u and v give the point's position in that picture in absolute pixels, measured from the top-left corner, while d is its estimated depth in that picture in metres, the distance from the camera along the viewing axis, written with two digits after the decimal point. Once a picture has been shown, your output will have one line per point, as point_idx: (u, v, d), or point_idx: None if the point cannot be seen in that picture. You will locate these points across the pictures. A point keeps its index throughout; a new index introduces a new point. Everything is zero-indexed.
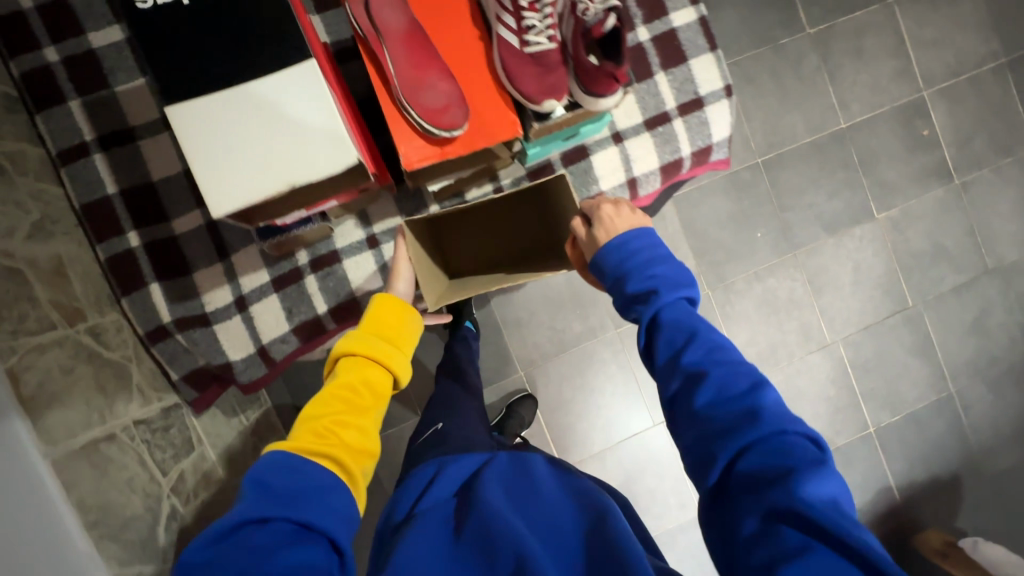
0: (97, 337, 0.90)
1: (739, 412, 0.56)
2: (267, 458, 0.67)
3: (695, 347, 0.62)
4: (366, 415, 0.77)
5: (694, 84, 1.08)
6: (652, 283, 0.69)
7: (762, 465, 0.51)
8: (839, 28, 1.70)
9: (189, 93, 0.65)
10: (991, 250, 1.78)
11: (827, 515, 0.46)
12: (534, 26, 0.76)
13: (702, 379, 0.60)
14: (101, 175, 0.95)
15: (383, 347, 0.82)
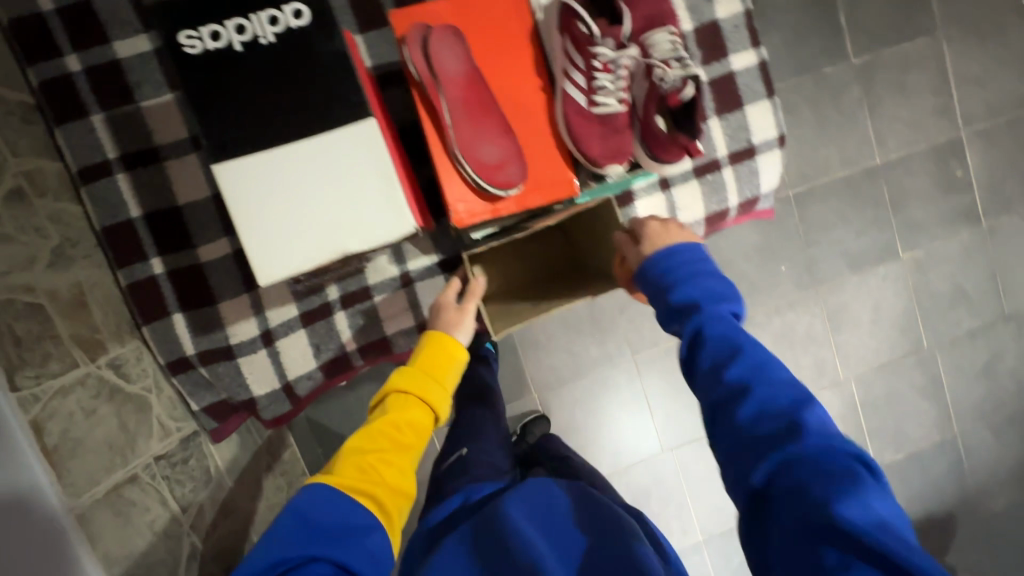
0: (118, 370, 0.86)
1: (782, 428, 0.51)
2: (310, 490, 0.63)
3: (736, 358, 0.57)
4: (408, 456, 0.72)
5: (748, 132, 1.04)
6: (693, 294, 0.64)
7: (806, 486, 0.47)
8: (884, 60, 1.64)
9: (238, 148, 0.61)
10: (1009, 296, 1.78)
11: (883, 546, 0.44)
12: (605, 87, 0.72)
13: (742, 390, 0.55)
14: (124, 197, 0.89)
15: (427, 381, 0.77)
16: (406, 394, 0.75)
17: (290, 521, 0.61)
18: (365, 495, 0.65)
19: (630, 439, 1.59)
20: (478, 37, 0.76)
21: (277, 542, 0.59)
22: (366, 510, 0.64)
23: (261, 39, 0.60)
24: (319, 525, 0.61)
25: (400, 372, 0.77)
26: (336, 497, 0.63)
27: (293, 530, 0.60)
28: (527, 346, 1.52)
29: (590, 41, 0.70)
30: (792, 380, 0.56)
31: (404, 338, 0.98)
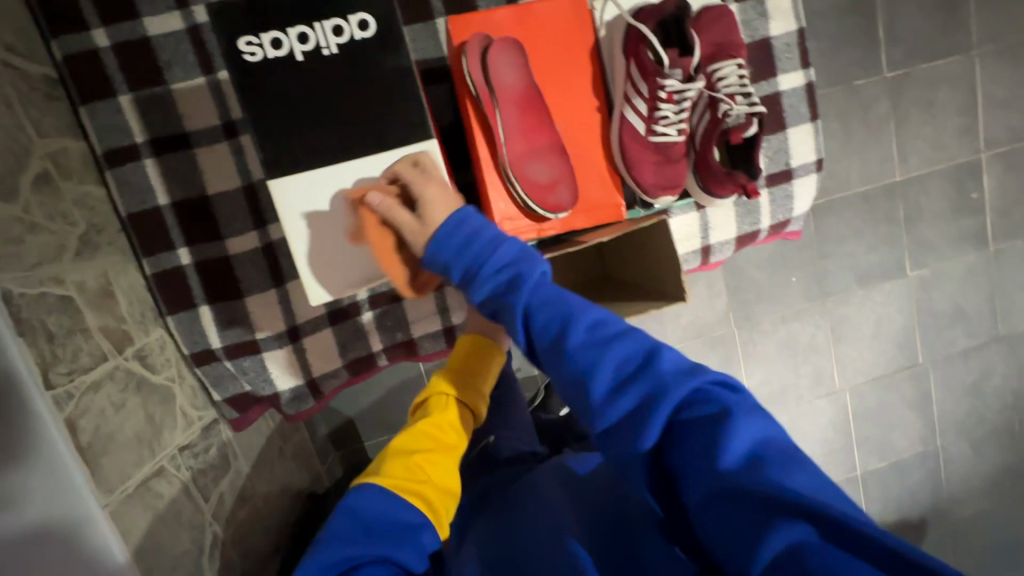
0: (144, 361, 0.85)
1: (640, 400, 0.46)
2: (361, 491, 0.65)
3: (573, 328, 0.50)
4: (452, 456, 0.71)
5: (787, 155, 1.03)
6: (501, 271, 0.56)
7: (691, 453, 0.45)
8: (916, 76, 1.62)
9: (301, 164, 0.65)
10: (1005, 319, 1.82)
11: (759, 481, 0.41)
12: (667, 116, 0.73)
13: (590, 364, 0.49)
14: (151, 182, 0.86)
15: (466, 383, 0.74)
16: (445, 395, 0.73)
17: (343, 518, 0.62)
18: (414, 495, 0.65)
19: None
20: (535, 53, 0.74)
21: (331, 540, 0.59)
22: (415, 508, 0.64)
23: (323, 49, 0.63)
24: (371, 521, 0.61)
25: (439, 373, 0.76)
26: (386, 497, 0.64)
27: (346, 525, 0.61)
28: None
29: (658, 70, 0.71)
30: (628, 328, 0.51)
31: (430, 341, 0.98)
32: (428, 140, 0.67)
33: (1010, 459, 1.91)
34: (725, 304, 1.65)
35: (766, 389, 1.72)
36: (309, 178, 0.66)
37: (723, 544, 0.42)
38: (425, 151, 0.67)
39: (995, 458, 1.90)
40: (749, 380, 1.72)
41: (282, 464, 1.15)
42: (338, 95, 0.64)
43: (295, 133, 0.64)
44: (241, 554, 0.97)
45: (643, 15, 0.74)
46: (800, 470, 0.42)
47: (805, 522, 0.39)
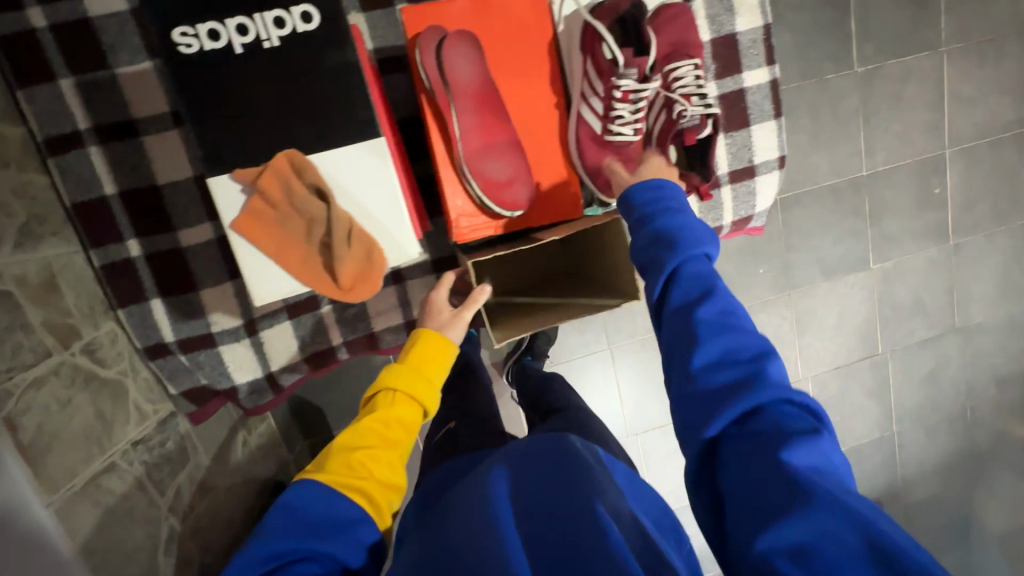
0: (93, 355, 0.83)
1: (738, 378, 0.53)
2: (301, 486, 0.64)
3: (704, 305, 0.57)
4: (396, 451, 0.71)
5: (751, 152, 1.04)
6: (651, 241, 0.63)
7: (757, 435, 0.50)
8: (886, 71, 1.64)
9: (241, 158, 0.64)
10: (962, 311, 1.88)
11: (819, 481, 0.46)
12: (622, 116, 0.72)
13: (706, 337, 0.56)
14: (97, 171, 0.83)
15: (416, 378, 0.75)
16: (393, 391, 0.73)
17: (281, 513, 0.62)
18: (354, 490, 0.65)
19: None
20: (491, 48, 0.73)
21: (265, 535, 0.59)
22: (354, 503, 0.64)
23: (264, 41, 0.62)
24: (307, 518, 0.61)
25: (389, 369, 0.75)
26: (326, 493, 0.63)
27: (283, 519, 0.61)
28: None
29: (613, 70, 0.71)
30: (754, 330, 0.58)
31: (391, 335, 0.98)
32: (377, 138, 0.67)
33: (963, 445, 1.99)
34: None
35: None
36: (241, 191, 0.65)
37: (748, 510, 0.47)
38: (372, 147, 0.67)
39: (948, 443, 1.98)
40: None
41: (246, 455, 1.14)
42: (281, 86, 0.64)
43: (233, 125, 0.64)
44: (201, 546, 0.96)
45: (599, 13, 0.73)
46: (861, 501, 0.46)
47: (851, 530, 0.43)
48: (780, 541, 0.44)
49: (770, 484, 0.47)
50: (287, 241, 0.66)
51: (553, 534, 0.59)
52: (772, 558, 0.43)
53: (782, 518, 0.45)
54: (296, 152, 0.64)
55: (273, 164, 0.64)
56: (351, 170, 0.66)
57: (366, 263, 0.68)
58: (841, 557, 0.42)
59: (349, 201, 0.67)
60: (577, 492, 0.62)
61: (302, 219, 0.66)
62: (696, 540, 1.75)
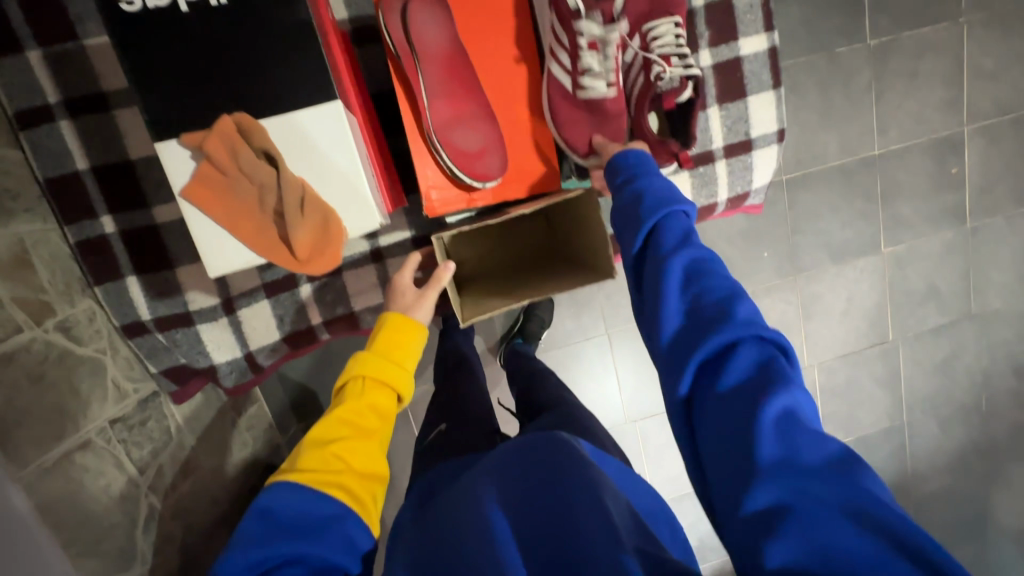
0: (69, 333, 0.82)
1: (707, 321, 0.51)
2: (276, 489, 0.60)
3: (676, 257, 0.56)
4: (372, 441, 0.67)
5: (747, 125, 0.99)
6: (631, 205, 0.62)
7: (724, 383, 0.48)
8: (901, 44, 1.56)
9: (192, 123, 0.62)
10: (979, 297, 1.80)
11: (787, 426, 0.44)
12: (592, 69, 0.69)
13: (677, 292, 0.54)
14: (69, 146, 0.82)
15: (388, 365, 0.71)
16: (361, 378, 0.70)
17: (257, 520, 0.58)
18: (332, 487, 0.61)
19: (595, 407, 1.62)
20: (458, 12, 0.70)
21: (245, 544, 0.55)
22: (334, 500, 0.60)
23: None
24: (286, 522, 0.57)
25: (356, 357, 0.72)
26: (302, 492, 0.59)
27: (260, 528, 0.57)
28: (501, 314, 1.50)
29: (575, 16, 0.67)
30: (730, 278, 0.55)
31: (372, 315, 0.96)
32: (334, 102, 0.64)
33: (979, 437, 1.91)
34: None
35: None
36: (189, 157, 0.63)
37: (716, 465, 0.45)
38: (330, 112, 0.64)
39: (962, 435, 1.90)
40: None
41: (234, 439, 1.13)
42: (230, 44, 0.61)
43: (182, 87, 0.61)
44: (183, 526, 0.96)
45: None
46: (833, 447, 0.43)
47: (819, 479, 0.41)
48: (753, 496, 0.42)
49: (739, 436, 0.45)
50: (236, 209, 0.65)
51: (539, 516, 0.57)
52: (750, 516, 0.41)
53: (752, 470, 0.43)
54: (244, 115, 0.62)
55: (217, 127, 0.62)
56: (308, 136, 0.65)
57: (322, 232, 0.67)
58: (812, 509, 0.40)
59: (306, 167, 0.65)
60: (570, 469, 0.59)
61: (253, 186, 0.65)
62: (695, 530, 1.71)
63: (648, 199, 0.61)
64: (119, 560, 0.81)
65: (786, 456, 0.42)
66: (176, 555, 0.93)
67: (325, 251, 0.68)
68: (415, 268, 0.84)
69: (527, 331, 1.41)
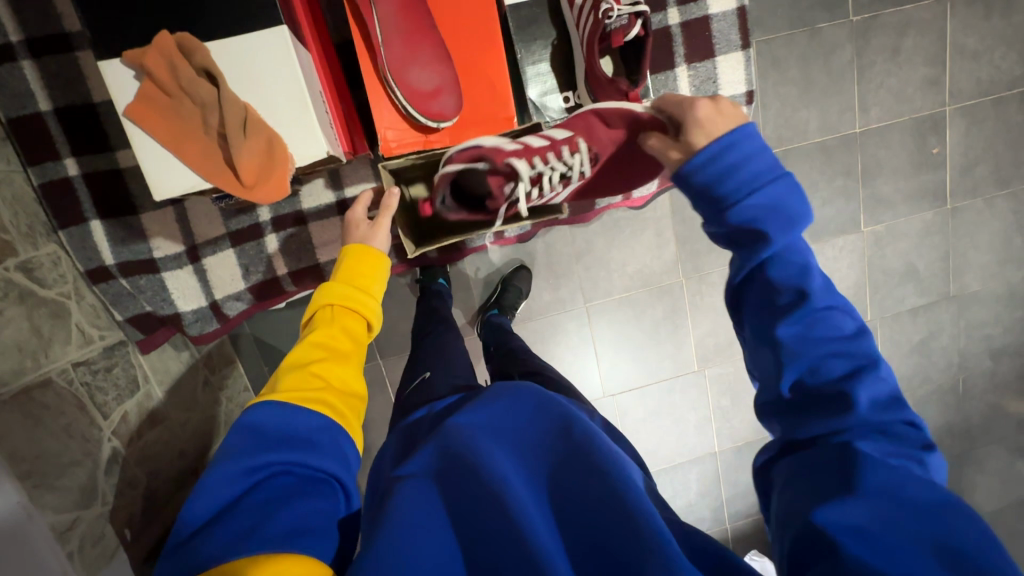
0: (31, 274, 0.81)
1: (833, 396, 0.49)
2: (259, 407, 0.57)
3: (796, 312, 0.50)
4: (351, 364, 0.65)
5: (715, 85, 0.99)
6: (728, 230, 0.55)
7: (835, 437, 0.48)
8: (883, 20, 1.49)
9: (136, 42, 0.64)
10: (957, 279, 1.74)
11: (894, 475, 0.44)
12: (558, 171, 0.72)
13: (805, 349, 0.50)
14: (31, 86, 0.83)
15: (359, 294, 0.71)
16: (331, 306, 0.69)
17: (239, 437, 0.55)
18: (314, 402, 0.59)
19: (575, 379, 1.60)
20: None
21: (230, 458, 0.53)
22: (316, 412, 0.57)
23: None
24: (271, 433, 0.55)
25: (322, 288, 0.71)
26: (284, 407, 0.57)
27: (244, 441, 0.54)
28: (479, 284, 1.50)
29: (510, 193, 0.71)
30: (857, 332, 0.51)
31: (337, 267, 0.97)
32: (279, 27, 0.66)
33: (952, 421, 1.87)
34: (673, 255, 1.52)
35: (711, 341, 1.61)
36: (135, 79, 0.65)
37: (801, 496, 0.46)
38: (276, 37, 0.66)
39: (937, 416, 1.86)
40: (693, 332, 1.60)
41: (206, 395, 1.14)
42: None
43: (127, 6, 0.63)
44: (148, 473, 0.96)
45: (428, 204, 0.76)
46: (936, 494, 0.43)
47: (915, 522, 0.42)
48: (837, 515, 0.43)
49: (840, 468, 0.45)
50: (180, 131, 0.67)
51: (569, 509, 0.53)
52: (831, 532, 0.42)
53: (844, 494, 0.44)
54: (185, 34, 0.64)
55: (155, 43, 0.63)
56: (252, 61, 0.67)
57: (267, 156, 0.69)
58: (897, 539, 0.41)
59: (250, 93, 0.68)
60: (592, 447, 0.56)
61: (197, 108, 0.67)
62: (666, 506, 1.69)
63: (742, 231, 0.54)
64: (80, 499, 0.81)
65: (885, 493, 0.43)
66: (139, 500, 0.93)
67: (270, 176, 0.69)
68: (368, 205, 0.84)
69: (503, 300, 1.41)
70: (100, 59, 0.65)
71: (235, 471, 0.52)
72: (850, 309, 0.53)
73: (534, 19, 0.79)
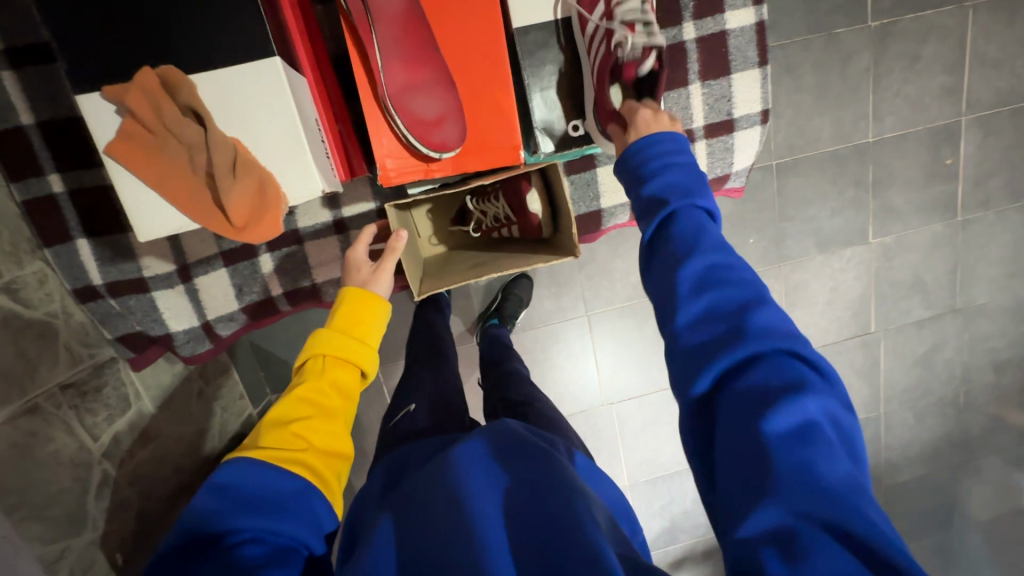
0: (15, 295, 0.78)
1: (721, 335, 0.47)
2: (236, 465, 0.56)
3: (690, 259, 0.52)
4: (336, 421, 0.63)
5: (730, 104, 0.95)
6: (664, 184, 0.58)
7: (742, 399, 0.44)
8: (904, 26, 1.42)
9: (122, 75, 0.62)
10: (965, 292, 1.68)
11: (797, 449, 0.40)
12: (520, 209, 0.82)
13: (685, 301, 0.50)
14: (12, 99, 0.79)
15: (349, 341, 0.68)
16: (322, 355, 0.66)
17: (208, 496, 0.54)
18: (295, 464, 0.57)
19: (573, 388, 1.57)
20: None
21: (201, 521, 0.52)
22: (295, 476, 0.56)
23: None
24: (248, 496, 0.54)
25: (317, 333, 0.68)
26: (260, 468, 0.55)
27: (218, 504, 0.53)
28: (479, 292, 1.46)
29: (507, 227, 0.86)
30: (750, 283, 0.51)
31: (334, 288, 0.95)
32: (271, 57, 0.64)
33: (954, 433, 1.82)
34: None
35: None
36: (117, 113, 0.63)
37: (726, 484, 0.42)
38: (266, 68, 0.64)
39: (939, 429, 1.81)
40: None
41: (200, 408, 1.08)
42: None
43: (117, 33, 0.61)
44: (140, 493, 0.94)
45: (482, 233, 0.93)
46: (843, 470, 0.40)
47: (827, 513, 0.38)
48: (753, 525, 0.39)
49: (753, 445, 0.41)
50: (162, 169, 0.66)
51: (543, 541, 0.47)
52: (758, 552, 0.38)
53: (765, 488, 0.40)
54: (170, 69, 0.62)
55: (138, 79, 0.62)
56: (242, 96, 0.65)
57: (258, 197, 0.68)
58: (817, 535, 0.38)
59: (239, 128, 0.66)
60: (560, 485, 0.51)
61: (182, 146, 0.66)
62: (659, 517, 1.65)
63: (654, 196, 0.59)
64: (67, 526, 0.80)
65: (800, 477, 0.39)
66: (131, 521, 0.91)
67: (263, 216, 0.69)
68: (371, 241, 0.81)
69: (502, 311, 1.38)
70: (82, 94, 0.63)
71: (206, 533, 0.51)
72: (744, 265, 0.53)
73: (541, 43, 0.75)
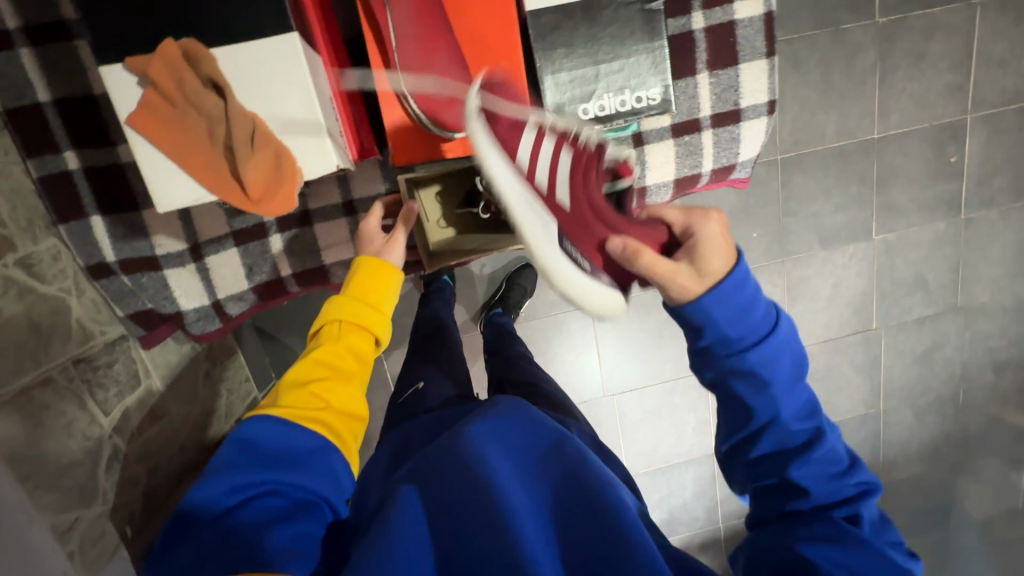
0: (30, 270, 0.79)
1: (834, 501, 0.55)
2: (255, 422, 0.58)
3: (810, 448, 0.55)
4: (352, 382, 0.65)
5: (736, 94, 0.96)
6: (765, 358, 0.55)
7: (836, 526, 0.53)
8: (910, 23, 1.43)
9: (141, 48, 0.63)
10: (966, 290, 1.69)
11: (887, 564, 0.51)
12: None
13: (802, 474, 0.55)
14: (28, 76, 0.80)
15: (363, 308, 0.69)
16: (337, 322, 0.67)
17: (233, 450, 0.56)
18: (313, 422, 0.60)
19: (574, 378, 1.58)
20: None
21: (220, 475, 0.54)
22: (314, 432, 0.59)
23: None
24: (267, 453, 0.56)
25: (332, 300, 0.69)
26: (279, 424, 0.58)
27: (239, 459, 0.56)
28: (484, 281, 1.47)
29: None
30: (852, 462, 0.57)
31: (342, 270, 0.96)
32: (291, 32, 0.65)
33: (952, 432, 1.82)
34: None
35: None
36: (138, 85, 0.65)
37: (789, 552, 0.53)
38: (286, 44, 0.66)
39: (938, 428, 1.81)
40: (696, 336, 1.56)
41: (208, 388, 1.10)
42: None
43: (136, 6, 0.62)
44: (149, 469, 0.95)
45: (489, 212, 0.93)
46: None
47: None
48: (821, 551, 0.51)
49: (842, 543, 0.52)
50: (180, 140, 0.67)
51: (576, 522, 0.48)
52: (809, 556, 0.50)
53: (838, 544, 0.51)
54: (194, 43, 0.64)
55: (160, 51, 0.63)
56: (260, 70, 0.66)
57: (275, 170, 0.70)
58: None
59: (257, 102, 0.67)
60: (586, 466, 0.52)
61: (202, 119, 0.67)
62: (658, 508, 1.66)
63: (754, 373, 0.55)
64: (78, 497, 0.82)
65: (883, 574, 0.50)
66: (139, 497, 0.93)
67: (280, 190, 0.71)
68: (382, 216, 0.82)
69: (506, 300, 1.39)
70: (103, 65, 0.64)
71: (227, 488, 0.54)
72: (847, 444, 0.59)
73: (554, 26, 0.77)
